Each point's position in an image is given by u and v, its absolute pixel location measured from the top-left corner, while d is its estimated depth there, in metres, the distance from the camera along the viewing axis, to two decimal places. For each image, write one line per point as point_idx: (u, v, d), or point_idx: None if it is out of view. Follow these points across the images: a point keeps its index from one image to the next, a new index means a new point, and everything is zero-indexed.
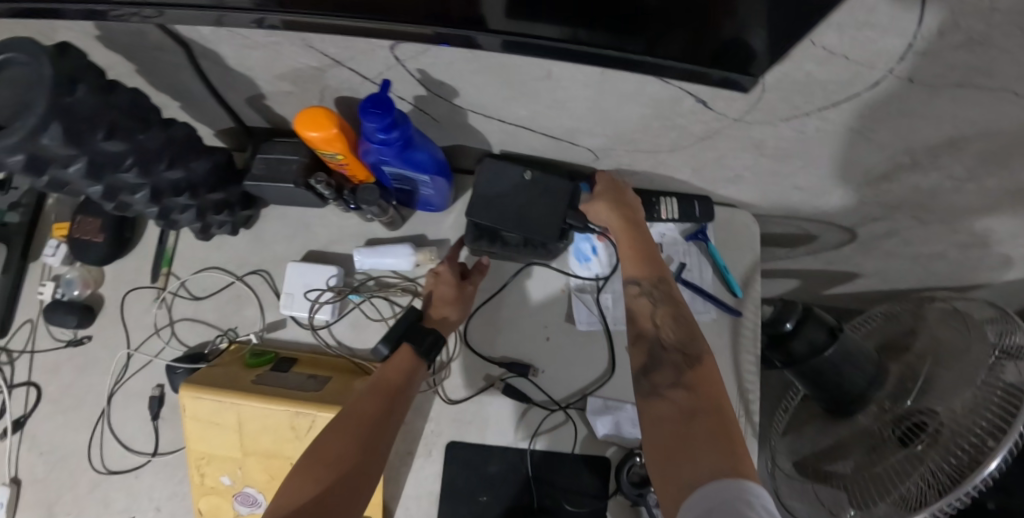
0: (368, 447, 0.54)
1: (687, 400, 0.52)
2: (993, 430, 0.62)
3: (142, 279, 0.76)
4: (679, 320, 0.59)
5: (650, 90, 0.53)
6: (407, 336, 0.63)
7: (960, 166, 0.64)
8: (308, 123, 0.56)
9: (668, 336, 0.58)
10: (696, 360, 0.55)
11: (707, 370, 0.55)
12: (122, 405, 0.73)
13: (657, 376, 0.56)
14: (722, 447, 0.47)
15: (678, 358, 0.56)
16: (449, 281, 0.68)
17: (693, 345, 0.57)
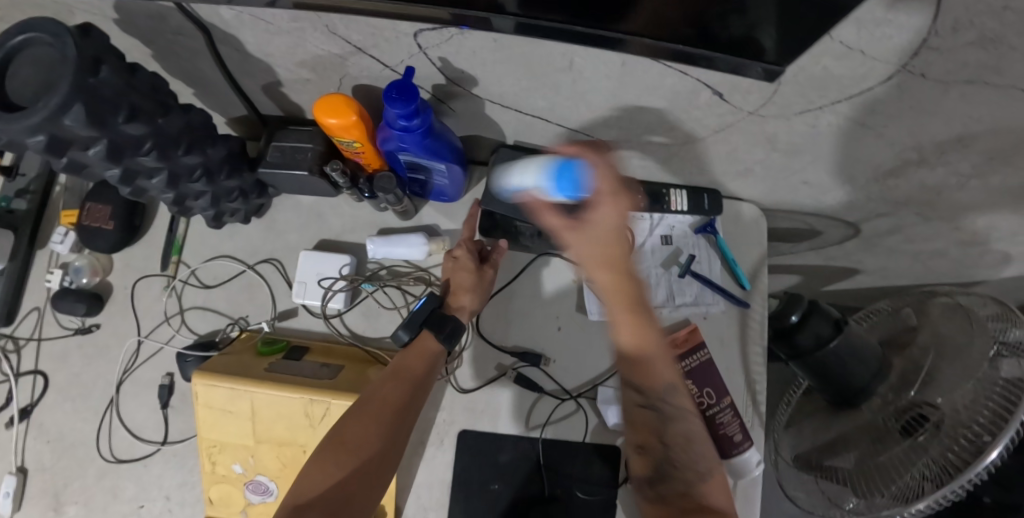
0: (389, 436, 0.56)
1: (695, 510, 0.54)
2: (994, 421, 0.63)
3: (151, 267, 0.76)
4: (687, 432, 0.57)
5: (669, 82, 0.54)
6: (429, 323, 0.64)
7: (966, 163, 0.65)
8: (328, 110, 0.56)
9: (675, 449, 0.57)
10: (706, 472, 0.56)
11: (717, 483, 0.56)
12: (131, 394, 0.73)
13: (660, 487, 0.57)
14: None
15: (689, 473, 0.56)
16: (467, 266, 0.68)
17: (702, 462, 0.56)
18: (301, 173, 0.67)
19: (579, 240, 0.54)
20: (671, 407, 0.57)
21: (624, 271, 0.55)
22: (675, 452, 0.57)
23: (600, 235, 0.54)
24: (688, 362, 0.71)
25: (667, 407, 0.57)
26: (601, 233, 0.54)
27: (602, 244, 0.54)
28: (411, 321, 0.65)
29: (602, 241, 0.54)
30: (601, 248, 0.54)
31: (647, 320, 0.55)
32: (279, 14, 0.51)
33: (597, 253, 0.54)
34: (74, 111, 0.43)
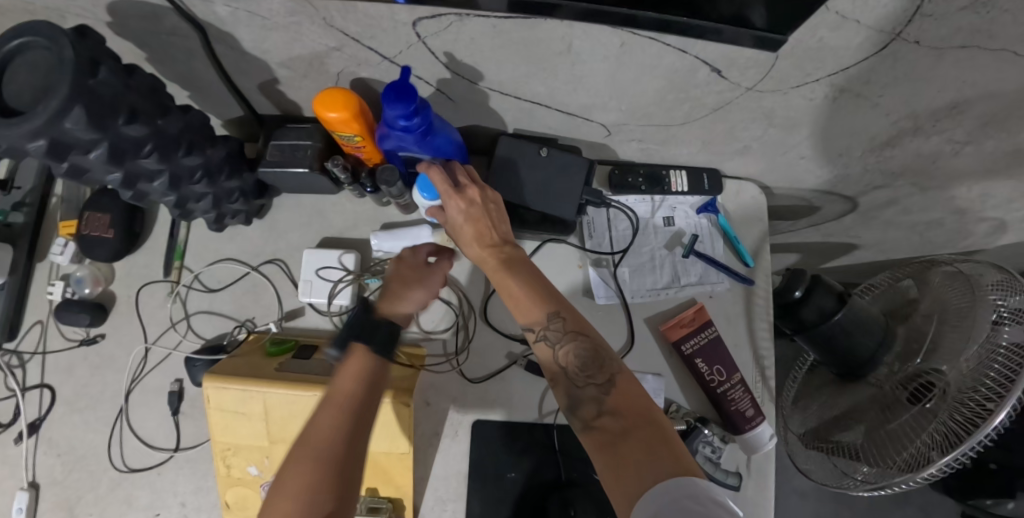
0: (331, 472, 0.48)
1: (615, 428, 0.50)
2: (999, 382, 0.64)
3: (154, 274, 0.75)
4: (580, 348, 0.55)
5: (667, 60, 0.54)
6: (363, 334, 0.57)
7: (961, 129, 0.66)
8: (327, 104, 0.56)
9: (576, 368, 0.55)
10: (611, 382, 0.53)
11: (626, 387, 0.52)
12: (141, 402, 0.72)
13: (581, 412, 0.53)
14: (651, 453, 0.46)
15: (594, 389, 0.53)
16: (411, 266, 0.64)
17: (603, 370, 0.54)
18: (302, 170, 0.67)
19: (459, 230, 0.60)
20: (555, 332, 0.56)
21: (485, 229, 0.59)
22: (577, 374, 0.54)
23: (460, 228, 0.60)
24: (697, 341, 0.71)
25: (556, 331, 0.56)
26: (468, 219, 0.59)
27: (469, 224, 0.60)
28: (344, 335, 0.58)
29: (461, 225, 0.60)
30: (489, 239, 0.60)
31: (528, 274, 0.59)
32: (275, 8, 0.51)
33: (467, 230, 0.60)
34: (74, 114, 0.43)
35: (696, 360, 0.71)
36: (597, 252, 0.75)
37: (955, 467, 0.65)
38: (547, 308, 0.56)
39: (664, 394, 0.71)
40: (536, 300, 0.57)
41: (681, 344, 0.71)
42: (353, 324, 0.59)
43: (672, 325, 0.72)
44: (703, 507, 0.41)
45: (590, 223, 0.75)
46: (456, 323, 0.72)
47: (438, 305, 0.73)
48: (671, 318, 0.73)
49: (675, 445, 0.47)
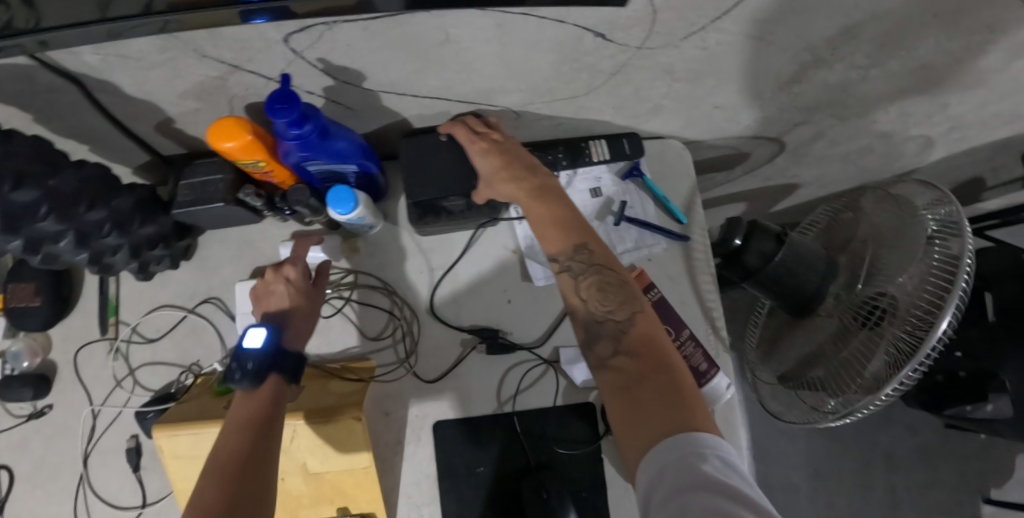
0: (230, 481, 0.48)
1: (632, 370, 0.51)
2: (938, 295, 0.66)
3: (92, 334, 0.74)
4: (604, 282, 0.56)
5: (549, 32, 0.54)
6: (277, 366, 0.58)
7: (859, 53, 0.66)
8: (220, 134, 0.56)
9: (596, 302, 0.56)
10: (631, 320, 0.55)
11: (642, 327, 0.54)
12: (100, 464, 0.71)
13: (597, 348, 0.55)
14: (666, 402, 0.47)
15: (612, 325, 0.55)
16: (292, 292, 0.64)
17: (624, 308, 0.55)
18: (217, 206, 0.66)
19: (495, 175, 0.63)
20: (579, 264, 0.57)
21: (512, 165, 0.62)
22: (597, 307, 0.56)
23: (489, 162, 0.63)
24: None
25: (581, 264, 0.57)
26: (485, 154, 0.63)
27: (499, 160, 0.62)
28: (253, 366, 0.56)
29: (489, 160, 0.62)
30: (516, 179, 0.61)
31: (556, 211, 0.60)
32: (143, 48, 0.50)
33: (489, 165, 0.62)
34: None
35: None
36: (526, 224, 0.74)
37: (911, 382, 0.65)
38: (575, 241, 0.58)
39: None
40: (567, 233, 0.58)
41: None
42: (260, 354, 0.57)
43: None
44: (710, 465, 0.42)
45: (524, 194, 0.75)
46: (401, 328, 0.72)
47: (379, 313, 0.72)
48: None
49: (691, 397, 0.48)
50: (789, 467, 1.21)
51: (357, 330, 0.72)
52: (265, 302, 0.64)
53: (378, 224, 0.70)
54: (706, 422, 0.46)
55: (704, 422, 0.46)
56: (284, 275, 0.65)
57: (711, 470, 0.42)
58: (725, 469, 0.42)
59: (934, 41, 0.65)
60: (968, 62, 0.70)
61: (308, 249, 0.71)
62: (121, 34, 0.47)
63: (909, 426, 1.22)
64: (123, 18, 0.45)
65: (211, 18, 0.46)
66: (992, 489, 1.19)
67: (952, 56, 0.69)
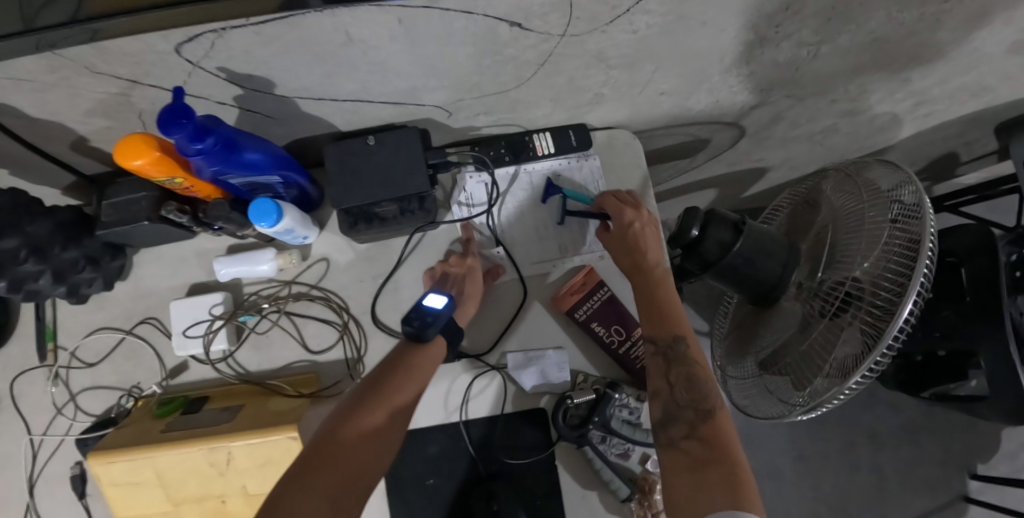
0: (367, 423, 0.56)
1: (700, 455, 0.53)
2: (899, 280, 0.62)
3: (31, 361, 0.72)
4: (691, 374, 0.59)
5: (458, 26, 0.51)
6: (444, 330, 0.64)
7: (807, 29, 0.62)
8: (128, 151, 0.53)
9: (682, 388, 0.59)
10: (710, 414, 0.56)
11: (720, 424, 0.56)
12: (46, 494, 0.69)
13: (671, 429, 0.57)
14: (727, 491, 0.49)
15: (692, 413, 0.57)
16: (477, 278, 0.69)
17: (706, 401, 0.58)
18: (141, 225, 0.63)
19: (618, 246, 0.68)
20: (675, 352, 0.60)
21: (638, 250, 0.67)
22: (681, 393, 0.58)
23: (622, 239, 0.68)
24: (590, 305, 0.69)
25: (679, 354, 0.60)
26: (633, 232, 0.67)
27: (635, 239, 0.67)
28: (434, 320, 0.61)
29: (626, 236, 0.67)
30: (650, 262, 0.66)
31: (665, 299, 0.64)
32: (31, 69, 0.48)
33: (622, 245, 0.68)
34: None
35: (592, 324, 0.69)
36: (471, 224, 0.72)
37: (880, 368, 0.62)
38: (673, 332, 0.61)
39: (570, 366, 0.69)
40: (667, 322, 0.62)
41: (575, 311, 0.69)
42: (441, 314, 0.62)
43: (567, 294, 0.70)
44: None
45: (467, 189, 0.74)
46: (343, 340, 0.69)
47: (320, 325, 0.69)
48: (563, 286, 0.71)
49: (749, 491, 0.49)
50: (771, 454, 1.19)
51: (298, 344, 0.69)
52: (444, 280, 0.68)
53: (313, 233, 0.69)
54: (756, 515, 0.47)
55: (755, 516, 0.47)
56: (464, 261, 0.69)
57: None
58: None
59: (885, 12, 0.61)
60: (925, 33, 0.66)
61: (240, 263, 0.69)
62: (52, 44, 0.44)
63: (893, 404, 1.19)
64: (49, 28, 0.43)
65: (149, 22, 0.44)
66: (978, 464, 1.16)
67: (907, 28, 0.64)
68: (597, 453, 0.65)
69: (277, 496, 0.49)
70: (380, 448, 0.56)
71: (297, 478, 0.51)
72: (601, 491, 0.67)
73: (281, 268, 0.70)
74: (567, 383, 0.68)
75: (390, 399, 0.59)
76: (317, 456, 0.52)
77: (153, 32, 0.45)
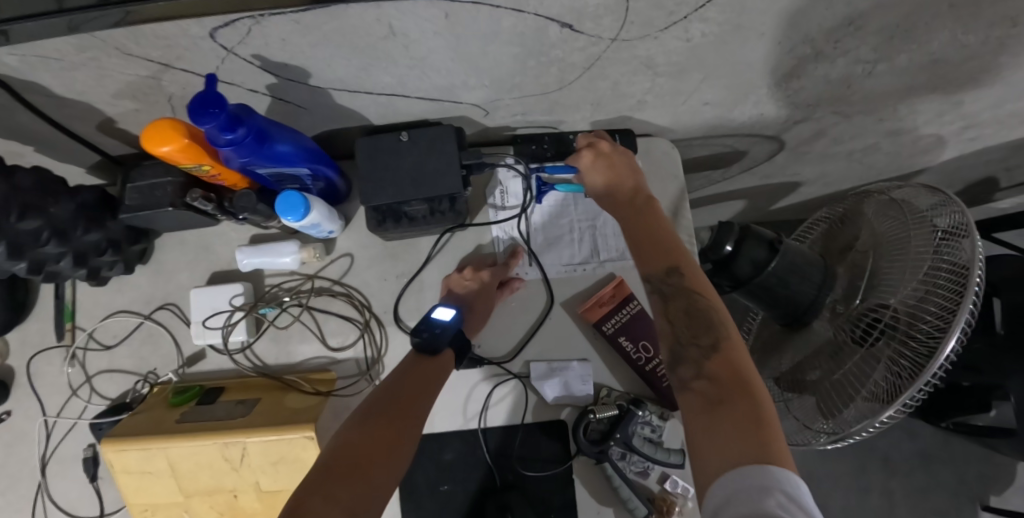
0: (389, 425, 0.55)
1: (713, 393, 0.48)
2: (943, 315, 0.59)
3: (49, 340, 0.71)
4: (692, 307, 0.54)
5: (507, 25, 0.49)
6: (454, 343, 0.63)
7: (866, 46, 0.59)
8: (155, 138, 0.51)
9: (683, 325, 0.53)
10: (715, 347, 0.51)
11: (730, 355, 0.51)
12: (59, 473, 0.69)
13: (680, 370, 0.52)
14: (745, 433, 0.44)
15: (697, 350, 0.52)
16: (487, 295, 0.67)
17: (711, 331, 0.52)
18: (165, 210, 0.62)
19: (597, 189, 0.65)
20: (671, 287, 0.55)
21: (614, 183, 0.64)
22: (683, 329, 0.53)
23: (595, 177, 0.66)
24: (618, 318, 0.68)
25: (674, 288, 0.55)
26: (604, 169, 0.65)
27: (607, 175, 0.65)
28: (441, 332, 0.61)
29: (599, 176, 0.65)
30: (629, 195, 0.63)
31: (652, 231, 0.60)
32: (61, 47, 0.46)
33: (600, 189, 0.65)
34: None
35: (619, 339, 0.67)
36: (504, 224, 0.70)
37: (915, 404, 0.59)
38: (667, 265, 0.57)
39: (593, 380, 0.67)
40: (657, 255, 0.58)
41: (602, 324, 0.67)
42: (449, 325, 0.63)
43: (594, 306, 0.68)
44: (774, 496, 0.38)
45: (502, 186, 0.71)
46: (363, 338, 0.67)
47: (341, 322, 0.68)
48: (590, 297, 0.69)
49: (771, 431, 0.44)
50: None
51: (316, 340, 0.68)
52: (457, 291, 0.67)
53: (339, 228, 0.67)
54: (780, 459, 0.42)
55: (779, 453, 0.43)
56: (479, 274, 0.67)
57: (774, 505, 0.38)
58: (791, 505, 0.38)
59: (951, 33, 0.58)
60: (989, 57, 0.63)
61: (265, 255, 0.67)
62: (82, 26, 0.43)
63: (907, 430, 1.17)
64: (78, 9, 0.41)
65: (184, 6, 0.42)
66: (992, 496, 1.13)
67: (970, 50, 0.61)
68: (616, 470, 0.64)
69: (299, 502, 0.46)
70: (404, 453, 0.54)
71: (323, 483, 0.48)
72: (617, 509, 0.65)
73: (305, 262, 0.69)
74: (590, 396, 0.67)
75: (409, 400, 0.57)
76: (343, 462, 0.50)
77: (189, 16, 0.43)
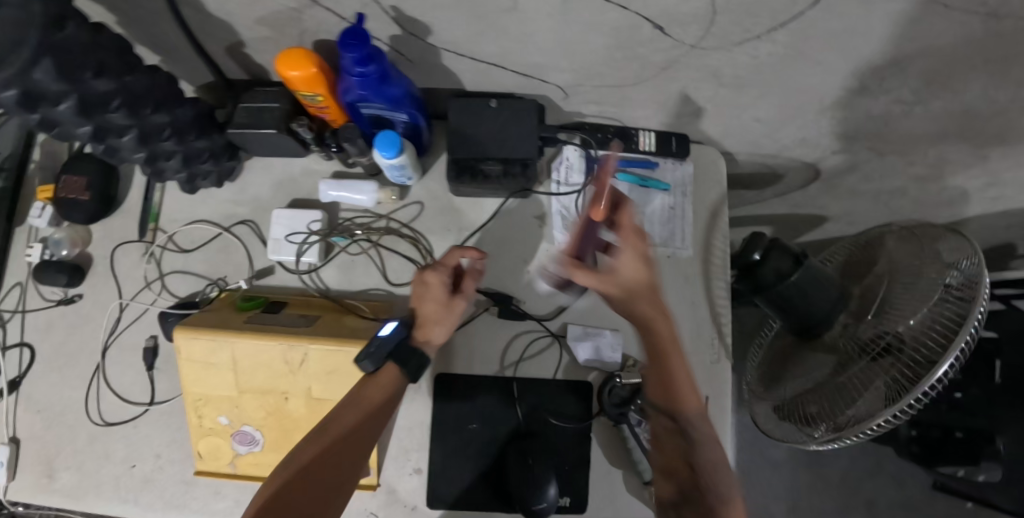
0: (337, 439, 0.60)
1: None
2: (944, 342, 0.65)
3: (130, 236, 0.78)
4: (687, 448, 0.61)
5: (610, 18, 0.56)
6: (396, 355, 0.64)
7: (906, 89, 0.67)
8: (288, 62, 0.58)
9: (676, 448, 0.62)
10: (699, 488, 0.60)
11: (711, 490, 0.59)
12: (117, 359, 0.75)
13: (664, 485, 0.63)
14: None
15: (685, 474, 0.61)
16: (438, 297, 0.66)
17: (699, 458, 0.60)
18: (269, 131, 0.68)
19: (638, 293, 0.54)
20: (671, 423, 0.61)
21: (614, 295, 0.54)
22: (681, 452, 0.61)
23: (620, 285, 0.54)
24: None
25: (676, 427, 0.61)
26: (608, 282, 0.53)
27: (623, 287, 0.54)
28: (377, 349, 0.63)
29: (614, 287, 0.54)
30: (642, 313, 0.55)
31: (674, 375, 0.59)
32: None
33: (626, 290, 0.54)
34: (43, 65, 0.46)
35: None
36: (564, 198, 0.77)
37: (906, 415, 0.66)
38: (674, 409, 0.60)
39: (622, 350, 0.74)
40: (670, 397, 0.60)
41: None
42: (386, 343, 0.64)
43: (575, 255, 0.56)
44: None
45: (567, 163, 0.78)
46: None
47: (403, 261, 0.74)
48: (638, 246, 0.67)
49: None
50: (762, 490, 1.24)
51: (378, 274, 0.74)
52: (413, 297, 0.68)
53: (415, 176, 0.73)
54: None
55: None
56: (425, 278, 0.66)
57: None
58: None
59: (985, 89, 0.65)
60: (1014, 119, 0.70)
61: (346, 189, 0.74)
62: None
63: (892, 477, 1.22)
64: None
65: None
66: None
67: (997, 109, 0.69)
68: (632, 434, 0.70)
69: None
70: (356, 456, 0.61)
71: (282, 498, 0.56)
72: (627, 471, 0.71)
73: (380, 202, 0.75)
74: (617, 365, 0.73)
75: (361, 409, 0.62)
76: (299, 476, 0.58)
77: None
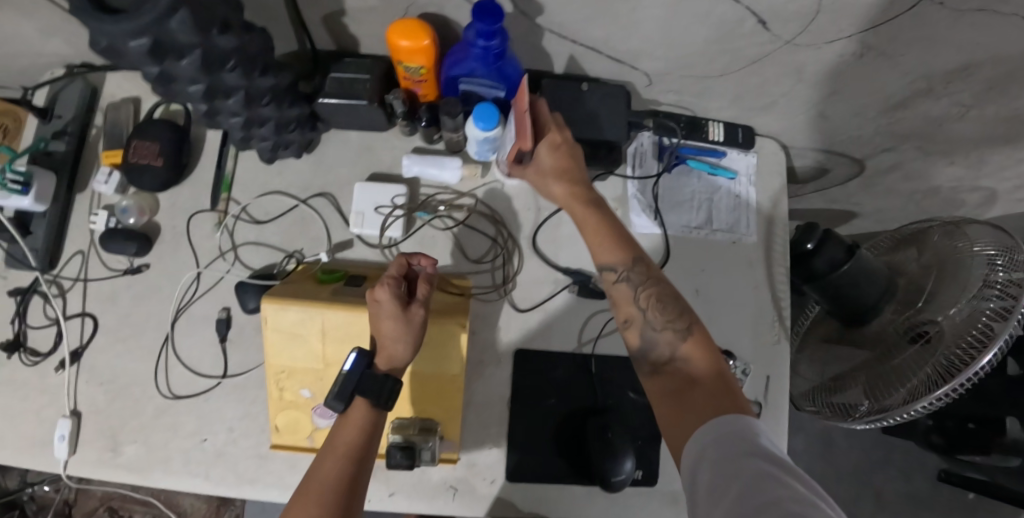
0: (315, 480, 0.54)
1: (683, 378, 0.54)
2: (983, 334, 0.65)
3: (201, 205, 0.76)
4: (661, 293, 0.60)
5: (719, 10, 0.59)
6: (361, 389, 0.59)
7: (966, 92, 0.71)
8: (401, 32, 0.59)
9: (654, 310, 0.59)
10: (688, 330, 0.57)
11: (698, 338, 0.56)
12: (188, 330, 0.74)
13: (653, 355, 0.58)
14: (715, 396, 0.51)
15: (670, 333, 0.57)
16: (393, 315, 0.59)
17: (679, 318, 0.58)
18: (360, 103, 0.69)
19: (548, 172, 0.64)
20: (635, 276, 0.61)
21: (571, 175, 0.64)
22: (654, 313, 0.59)
23: (548, 171, 0.64)
24: None
25: (638, 275, 0.61)
26: (558, 162, 0.64)
27: (558, 170, 0.64)
28: (342, 385, 0.59)
29: (546, 164, 0.64)
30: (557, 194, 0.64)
31: (610, 223, 0.63)
32: None
33: (552, 175, 0.64)
34: (180, 15, 0.44)
35: None
36: (639, 181, 0.80)
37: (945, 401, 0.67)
38: (631, 254, 0.61)
39: None
40: (620, 246, 0.62)
41: None
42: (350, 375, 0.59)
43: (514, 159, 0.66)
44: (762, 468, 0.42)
45: (640, 150, 0.81)
46: (500, 255, 0.75)
47: (483, 238, 0.76)
48: None
49: (738, 396, 0.51)
50: None
51: (459, 250, 0.75)
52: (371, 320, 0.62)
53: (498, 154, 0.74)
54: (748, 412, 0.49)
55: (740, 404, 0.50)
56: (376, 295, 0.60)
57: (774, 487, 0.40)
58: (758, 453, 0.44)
59: None
60: None
61: (431, 163, 0.75)
62: None
63: (902, 470, 1.29)
64: None
65: None
66: None
67: None
68: None
69: None
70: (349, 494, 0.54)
71: None
72: None
73: (463, 178, 0.76)
74: None
75: (339, 447, 0.56)
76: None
77: None
